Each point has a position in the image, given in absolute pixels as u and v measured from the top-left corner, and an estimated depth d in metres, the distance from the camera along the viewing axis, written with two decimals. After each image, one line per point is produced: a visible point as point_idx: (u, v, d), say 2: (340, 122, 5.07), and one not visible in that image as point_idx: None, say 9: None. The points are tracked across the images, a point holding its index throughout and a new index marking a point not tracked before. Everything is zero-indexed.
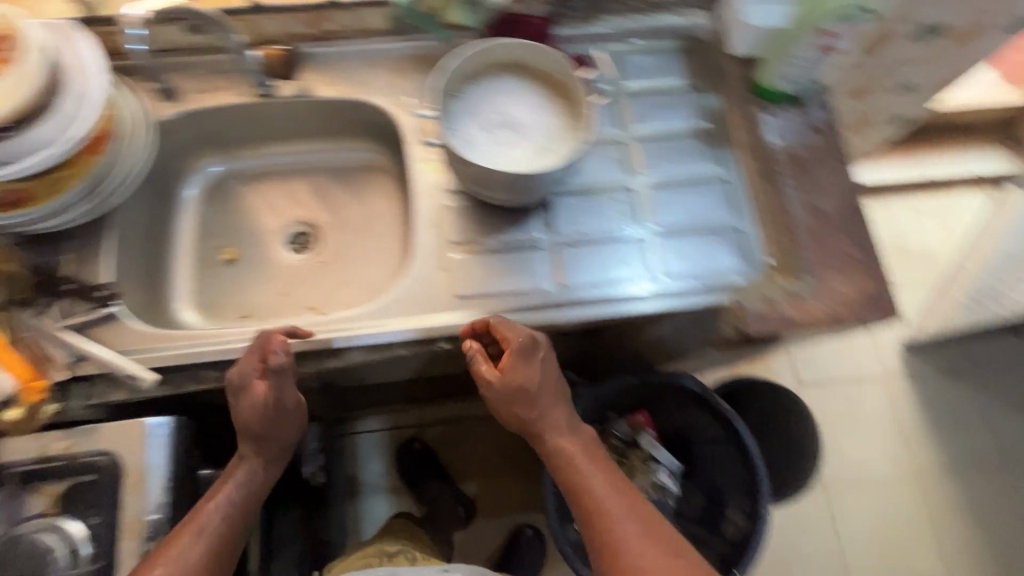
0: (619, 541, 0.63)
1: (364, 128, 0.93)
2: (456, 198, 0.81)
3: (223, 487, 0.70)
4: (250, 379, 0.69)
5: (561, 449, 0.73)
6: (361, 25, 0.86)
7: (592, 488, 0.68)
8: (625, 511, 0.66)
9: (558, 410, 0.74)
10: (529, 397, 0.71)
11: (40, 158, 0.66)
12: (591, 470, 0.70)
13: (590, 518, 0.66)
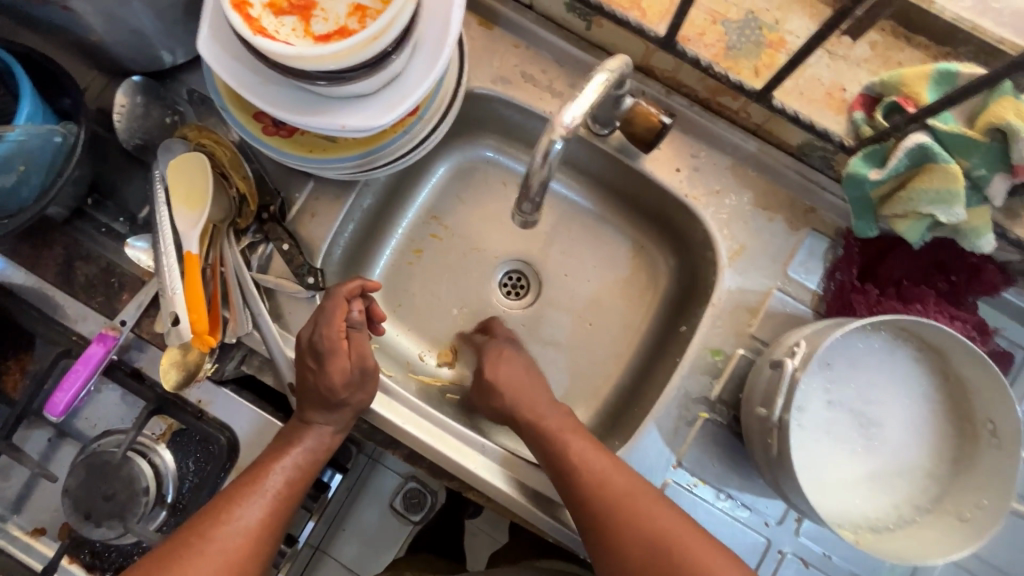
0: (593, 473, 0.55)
1: (666, 223, 0.71)
2: (718, 411, 0.61)
3: (299, 467, 0.58)
4: (337, 339, 0.57)
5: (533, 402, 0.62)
6: (768, 127, 0.60)
7: (562, 442, 0.58)
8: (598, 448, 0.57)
9: (524, 377, 0.64)
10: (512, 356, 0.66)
11: (340, 126, 0.53)
12: (588, 450, 0.57)
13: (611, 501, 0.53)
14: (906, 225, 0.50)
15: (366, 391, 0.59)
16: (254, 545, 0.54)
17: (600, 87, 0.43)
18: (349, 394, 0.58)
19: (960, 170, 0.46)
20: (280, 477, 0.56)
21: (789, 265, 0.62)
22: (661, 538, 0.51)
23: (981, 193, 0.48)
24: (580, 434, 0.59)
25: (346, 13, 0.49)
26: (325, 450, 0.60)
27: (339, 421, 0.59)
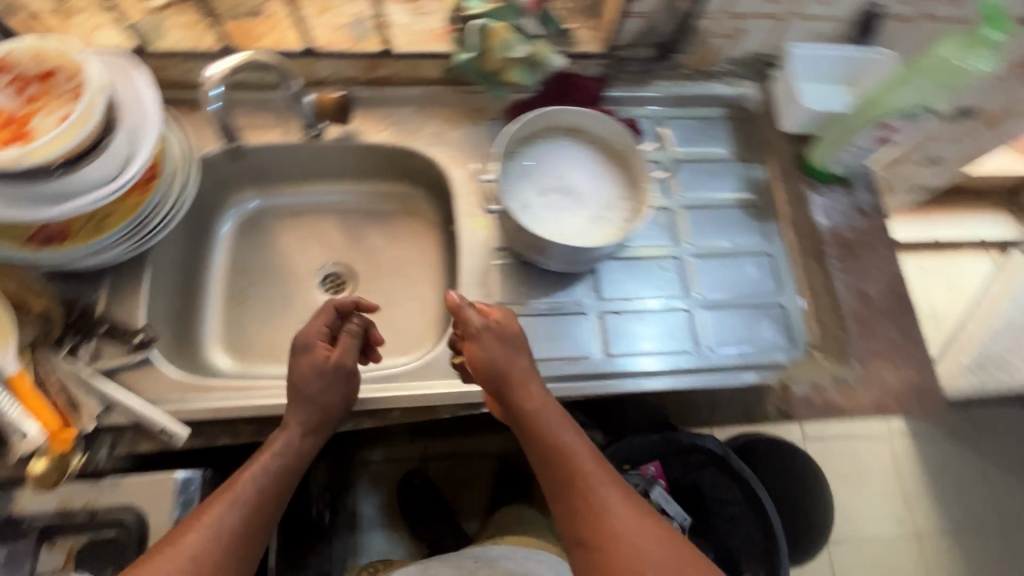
0: (569, 455, 0.62)
1: (409, 175, 0.92)
2: (503, 256, 0.80)
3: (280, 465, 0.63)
4: (313, 342, 0.67)
5: (532, 400, 0.64)
6: (416, 73, 0.85)
7: (555, 437, 0.62)
8: (587, 447, 0.63)
9: (514, 354, 0.66)
10: (517, 340, 0.67)
11: (92, 198, 0.65)
12: (563, 433, 0.63)
13: (574, 479, 0.60)
14: (515, 75, 0.77)
15: (335, 388, 0.67)
16: (224, 551, 0.55)
17: (239, 57, 0.68)
18: (309, 386, 0.65)
19: (503, 27, 0.73)
20: (252, 475, 0.61)
21: (487, 145, 0.85)
22: (645, 563, 0.55)
23: (528, 32, 0.76)
24: (592, 463, 0.61)
25: (53, 123, 0.63)
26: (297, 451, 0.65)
27: (310, 419, 0.65)
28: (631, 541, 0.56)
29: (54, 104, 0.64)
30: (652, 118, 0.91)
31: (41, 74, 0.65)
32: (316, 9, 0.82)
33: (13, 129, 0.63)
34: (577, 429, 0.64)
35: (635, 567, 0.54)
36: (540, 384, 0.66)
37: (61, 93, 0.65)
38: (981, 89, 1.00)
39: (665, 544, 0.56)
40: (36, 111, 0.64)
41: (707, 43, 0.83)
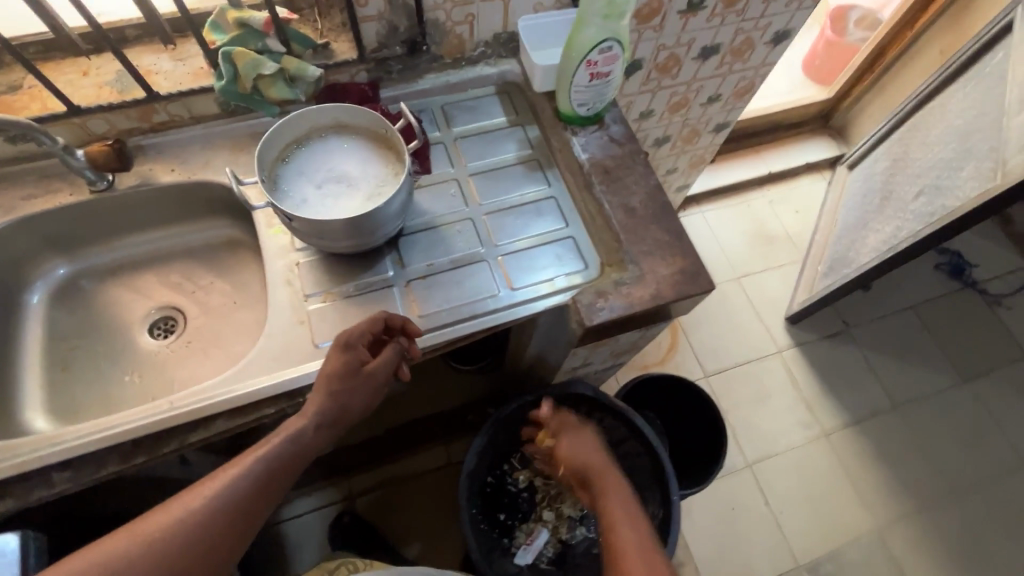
0: (610, 530, 0.79)
1: (217, 208, 0.96)
2: (306, 253, 0.85)
3: (278, 466, 0.68)
4: (355, 344, 0.73)
5: (623, 534, 0.78)
6: (192, 112, 0.90)
7: (608, 500, 0.85)
8: (628, 521, 0.80)
9: (632, 539, 0.76)
10: (579, 443, 0.98)
11: None
12: (620, 533, 0.78)
13: (621, 553, 0.74)
14: (274, 90, 0.85)
15: (349, 383, 0.73)
16: (221, 523, 0.62)
17: None
18: (335, 385, 0.72)
19: (245, 50, 0.81)
20: (262, 457, 0.67)
21: None
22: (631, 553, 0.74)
23: (274, 51, 0.84)
24: (608, 466, 0.92)
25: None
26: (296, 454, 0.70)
27: (318, 418, 0.71)
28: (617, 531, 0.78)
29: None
30: (432, 108, 1.02)
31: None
32: (75, 73, 0.86)
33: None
34: (637, 538, 0.77)
35: (619, 550, 0.75)
36: (629, 525, 0.79)
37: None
38: (708, 27, 1.17)
39: (627, 503, 0.84)
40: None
41: (449, 32, 0.94)
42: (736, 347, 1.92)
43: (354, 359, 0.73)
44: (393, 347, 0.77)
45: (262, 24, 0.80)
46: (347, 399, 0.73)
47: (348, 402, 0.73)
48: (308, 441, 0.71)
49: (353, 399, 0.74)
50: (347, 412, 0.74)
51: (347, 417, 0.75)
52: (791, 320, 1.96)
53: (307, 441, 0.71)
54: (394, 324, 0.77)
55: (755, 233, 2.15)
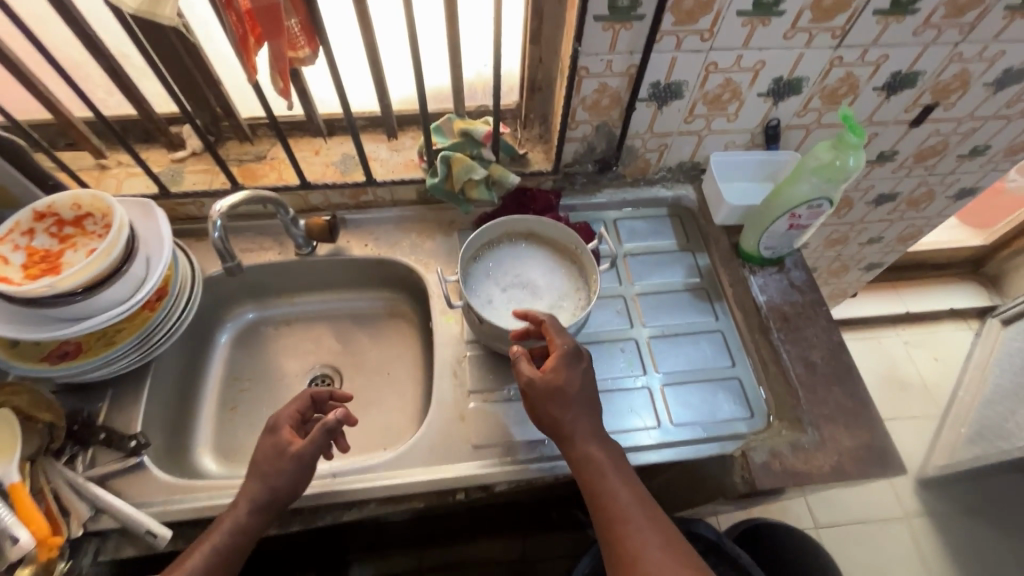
0: (613, 517, 0.64)
1: (391, 282, 1.02)
2: (474, 347, 0.87)
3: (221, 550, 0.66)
4: (281, 424, 0.72)
5: (587, 455, 0.67)
6: (394, 196, 0.99)
7: (613, 507, 0.65)
8: (631, 498, 0.65)
9: (635, 504, 0.65)
10: (566, 397, 0.69)
11: (108, 317, 0.75)
12: (624, 507, 0.64)
13: (620, 546, 0.63)
14: (476, 191, 0.91)
15: (281, 464, 0.68)
16: None
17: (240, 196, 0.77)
18: (269, 465, 0.69)
19: (463, 156, 0.89)
20: (202, 557, 0.65)
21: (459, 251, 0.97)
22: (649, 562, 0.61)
23: (485, 159, 0.91)
24: (622, 474, 0.67)
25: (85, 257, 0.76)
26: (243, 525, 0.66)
27: (254, 501, 0.67)
28: (632, 542, 0.62)
29: (88, 242, 0.77)
30: (605, 222, 1.03)
31: (75, 217, 0.78)
32: (310, 151, 0.98)
33: (47, 264, 0.75)
34: (637, 502, 0.65)
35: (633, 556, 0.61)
36: (591, 434, 0.69)
37: (93, 233, 0.78)
38: (892, 177, 1.14)
39: (651, 529, 0.63)
40: (71, 248, 0.77)
41: (640, 156, 0.98)
42: (854, 499, 1.72)
43: (280, 441, 0.70)
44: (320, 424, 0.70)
45: (484, 136, 0.88)
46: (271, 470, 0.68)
47: (290, 480, 0.69)
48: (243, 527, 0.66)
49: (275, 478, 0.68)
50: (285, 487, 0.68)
51: (287, 500, 0.69)
52: (922, 482, 1.74)
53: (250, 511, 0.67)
54: (318, 399, 0.78)
55: (885, 374, 1.97)
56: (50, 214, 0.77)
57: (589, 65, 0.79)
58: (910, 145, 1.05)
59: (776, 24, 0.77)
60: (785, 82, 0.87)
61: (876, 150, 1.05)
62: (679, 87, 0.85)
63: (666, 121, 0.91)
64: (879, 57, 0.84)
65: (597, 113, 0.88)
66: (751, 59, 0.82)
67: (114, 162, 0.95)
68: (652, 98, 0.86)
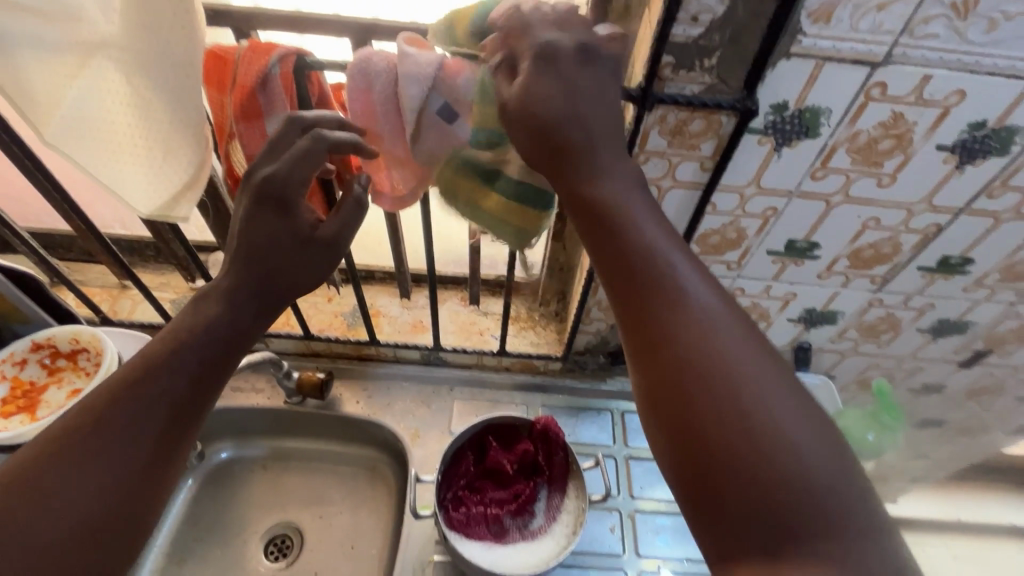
0: (682, 304, 0.40)
1: (374, 440, 0.96)
2: (441, 549, 0.78)
3: (208, 339, 0.47)
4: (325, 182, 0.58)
5: (632, 234, 0.43)
6: (395, 353, 0.96)
7: (691, 348, 0.39)
8: (728, 327, 0.40)
9: (739, 352, 0.39)
10: (593, 143, 0.46)
11: None
12: (696, 304, 0.40)
13: (694, 352, 0.39)
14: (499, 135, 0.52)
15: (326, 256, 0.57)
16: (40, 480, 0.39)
17: None
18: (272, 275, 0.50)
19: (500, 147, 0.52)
20: (159, 348, 0.45)
21: (451, 424, 0.92)
22: (747, 384, 0.38)
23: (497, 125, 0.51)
24: (674, 258, 0.42)
25: (63, 398, 0.74)
26: (202, 361, 0.46)
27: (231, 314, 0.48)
28: (712, 343, 0.39)
29: (72, 378, 0.76)
30: (612, 410, 0.95)
31: (70, 349, 0.77)
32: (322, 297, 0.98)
33: (26, 400, 0.74)
34: (728, 319, 0.40)
35: (720, 361, 0.38)
36: (648, 225, 0.44)
37: (81, 372, 0.76)
38: (940, 406, 1.03)
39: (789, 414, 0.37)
40: (54, 384, 0.75)
41: None
42: None
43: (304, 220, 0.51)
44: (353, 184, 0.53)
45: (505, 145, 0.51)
46: (272, 261, 0.50)
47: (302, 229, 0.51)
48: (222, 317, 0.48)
49: (245, 304, 0.49)
50: (212, 368, 0.47)
51: (225, 355, 0.48)
52: None
53: (199, 378, 0.45)
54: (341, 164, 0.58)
55: None
56: (47, 345, 0.77)
57: None
58: (959, 381, 0.95)
59: (808, 265, 0.73)
60: (818, 313, 0.81)
61: (921, 381, 0.95)
62: None
63: None
64: (922, 304, 0.78)
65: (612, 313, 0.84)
66: (781, 290, 0.78)
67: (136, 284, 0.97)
68: None
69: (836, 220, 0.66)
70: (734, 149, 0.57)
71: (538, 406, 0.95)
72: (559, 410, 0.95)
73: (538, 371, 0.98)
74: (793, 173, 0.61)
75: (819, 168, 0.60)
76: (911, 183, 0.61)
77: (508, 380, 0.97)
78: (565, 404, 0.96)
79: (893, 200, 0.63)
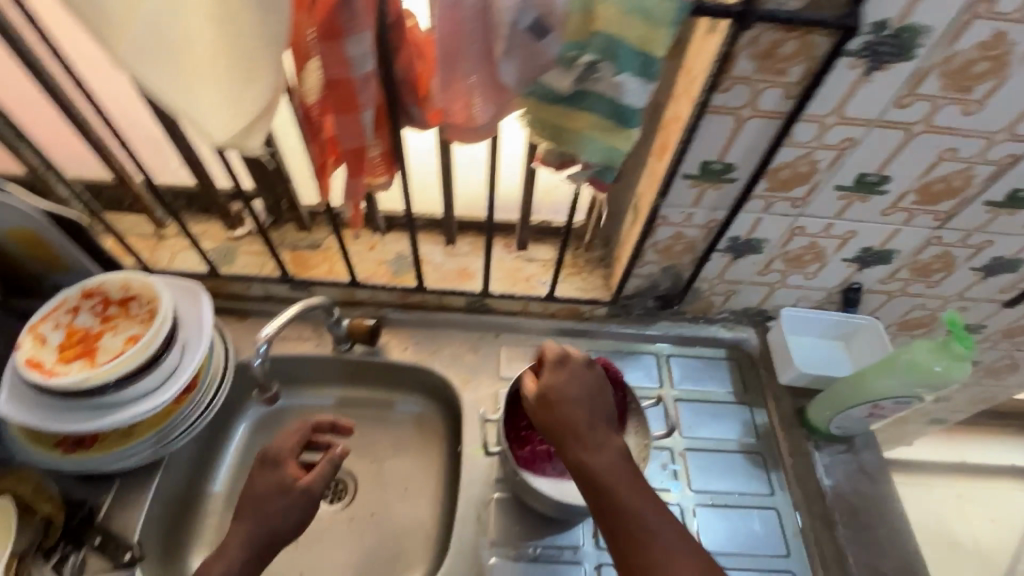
0: (626, 510, 0.60)
1: (421, 386, 0.97)
2: (502, 487, 0.80)
3: (249, 547, 0.66)
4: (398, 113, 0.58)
5: (591, 460, 0.63)
6: (440, 301, 0.95)
7: (630, 522, 0.60)
8: (652, 513, 0.60)
9: (655, 520, 0.60)
10: (564, 396, 0.68)
11: (129, 415, 0.71)
12: (630, 497, 0.61)
13: (630, 538, 0.59)
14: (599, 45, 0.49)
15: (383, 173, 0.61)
16: None
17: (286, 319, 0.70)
18: (299, 481, 0.70)
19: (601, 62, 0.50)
20: (240, 538, 0.66)
21: (500, 370, 0.92)
22: (659, 546, 0.58)
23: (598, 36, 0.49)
24: (620, 469, 0.63)
25: (121, 343, 0.73)
26: (246, 559, 0.66)
27: (278, 504, 0.69)
28: (644, 526, 0.59)
29: (126, 324, 0.74)
30: (657, 354, 0.96)
31: (121, 297, 0.76)
32: (364, 245, 0.96)
33: (84, 346, 0.72)
34: (654, 507, 0.61)
35: (644, 535, 0.59)
36: (596, 442, 0.65)
37: (135, 319, 0.75)
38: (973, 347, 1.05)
39: (677, 548, 0.59)
40: (109, 330, 0.74)
41: (703, 298, 0.92)
42: None
43: (285, 475, 0.71)
44: (327, 456, 0.72)
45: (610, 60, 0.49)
46: (269, 507, 0.68)
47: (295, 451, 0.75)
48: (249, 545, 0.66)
49: (248, 560, 0.66)
50: (277, 530, 0.68)
51: (286, 535, 0.69)
52: None
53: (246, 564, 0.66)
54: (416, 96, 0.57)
55: None
56: (98, 293, 0.76)
57: (668, 216, 0.75)
58: (997, 322, 0.97)
59: (874, 201, 0.72)
60: (874, 253, 0.81)
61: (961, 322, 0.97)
62: (759, 243, 0.80)
63: (738, 271, 0.86)
64: (981, 242, 0.78)
65: (667, 255, 0.83)
66: (841, 229, 0.77)
67: (171, 233, 0.94)
68: (727, 250, 0.81)
69: (913, 152, 0.65)
70: (826, 73, 0.56)
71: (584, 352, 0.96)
72: (606, 355, 0.95)
73: (583, 318, 0.97)
74: (879, 101, 0.59)
75: (906, 95, 0.58)
76: (997, 111, 0.60)
77: (554, 327, 0.97)
78: (612, 350, 0.96)
79: (975, 130, 0.62)
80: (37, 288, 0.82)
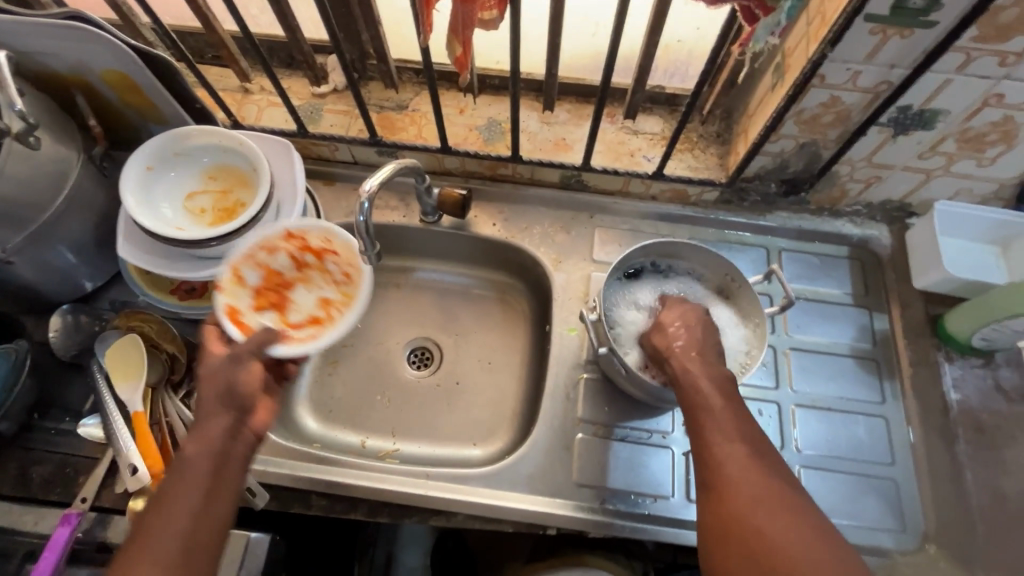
0: (715, 444, 0.54)
1: (507, 265, 0.93)
2: (591, 369, 0.79)
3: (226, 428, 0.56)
4: None
5: (687, 381, 0.59)
6: (532, 175, 0.89)
7: (712, 455, 0.54)
8: (738, 447, 0.54)
9: (750, 464, 0.52)
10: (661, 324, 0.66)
11: (235, 267, 0.71)
12: (726, 438, 0.54)
13: (713, 472, 0.53)
14: None
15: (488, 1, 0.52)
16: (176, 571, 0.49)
17: (386, 171, 0.68)
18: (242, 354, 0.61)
19: None
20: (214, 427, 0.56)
21: (594, 252, 0.87)
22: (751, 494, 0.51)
23: None
24: (715, 398, 0.57)
25: (313, 303, 0.77)
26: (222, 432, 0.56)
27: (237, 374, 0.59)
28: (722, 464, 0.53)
29: (318, 282, 0.78)
30: (768, 247, 0.86)
31: (319, 247, 0.75)
32: (454, 109, 0.88)
33: (275, 296, 0.76)
34: (748, 449, 0.54)
35: (731, 481, 0.52)
36: (701, 361, 0.60)
37: (310, 262, 0.76)
38: None
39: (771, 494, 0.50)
40: (299, 284, 0.78)
41: (838, 185, 0.80)
42: None
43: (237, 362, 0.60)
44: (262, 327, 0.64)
45: None
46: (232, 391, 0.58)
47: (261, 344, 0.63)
48: (213, 478, 0.54)
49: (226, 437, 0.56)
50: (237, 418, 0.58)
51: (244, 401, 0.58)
52: None
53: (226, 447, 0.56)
54: None
55: None
56: (298, 238, 0.73)
57: (828, 74, 0.62)
58: None
59: None
60: None
61: None
62: (934, 117, 0.65)
63: (893, 153, 0.72)
64: None
65: (809, 129, 0.71)
66: None
67: (256, 88, 0.90)
68: (889, 124, 0.67)
69: None
70: None
71: (685, 238, 0.87)
72: (709, 244, 0.86)
73: (688, 202, 0.88)
74: None
75: None
76: None
77: (655, 210, 0.88)
78: (718, 239, 0.87)
79: None
80: (137, 140, 0.82)
